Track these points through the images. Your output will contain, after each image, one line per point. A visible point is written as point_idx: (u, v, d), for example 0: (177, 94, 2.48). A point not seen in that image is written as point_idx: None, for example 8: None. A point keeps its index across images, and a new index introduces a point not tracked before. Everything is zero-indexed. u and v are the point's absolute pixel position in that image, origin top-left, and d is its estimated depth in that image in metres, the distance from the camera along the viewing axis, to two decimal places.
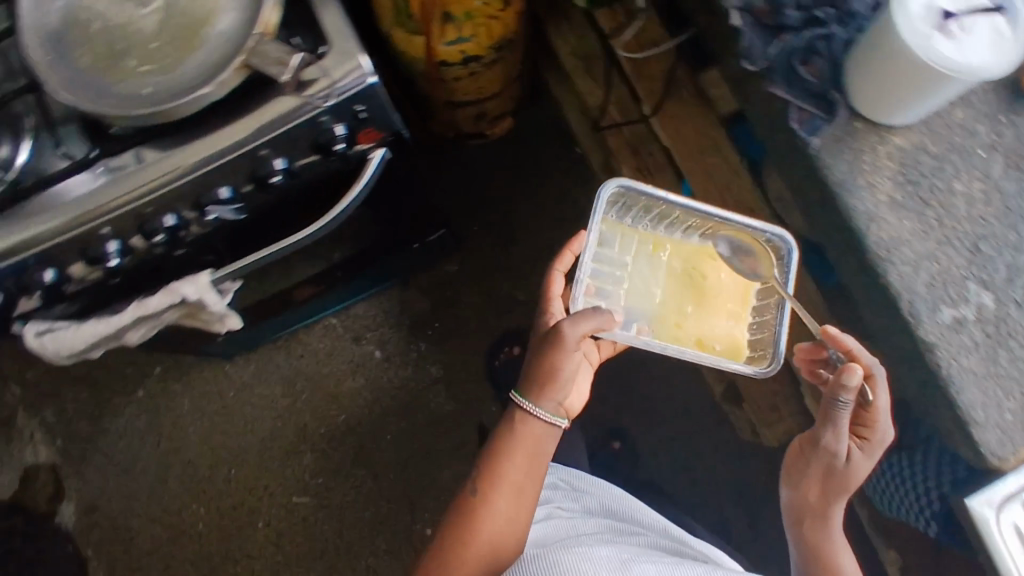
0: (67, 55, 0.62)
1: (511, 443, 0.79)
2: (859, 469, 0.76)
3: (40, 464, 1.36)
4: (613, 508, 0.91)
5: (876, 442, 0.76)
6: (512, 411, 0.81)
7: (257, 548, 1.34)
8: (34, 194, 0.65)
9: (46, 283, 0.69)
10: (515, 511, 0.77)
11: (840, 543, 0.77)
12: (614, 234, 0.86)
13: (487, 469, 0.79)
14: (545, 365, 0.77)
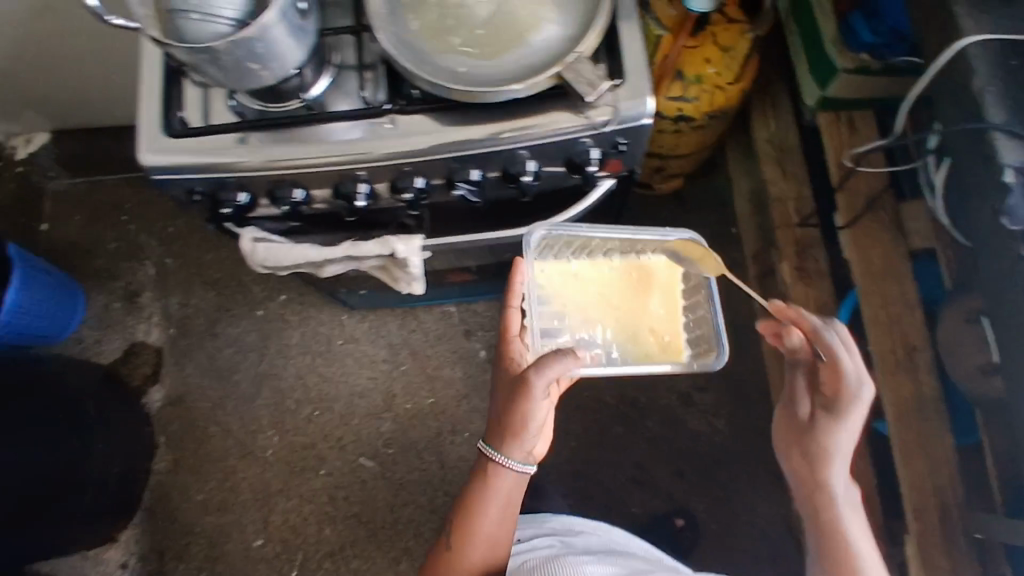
0: (400, 16, 0.68)
1: (484, 502, 0.85)
2: (837, 434, 0.81)
3: (149, 344, 1.44)
4: (614, 546, 0.94)
5: (851, 410, 0.78)
6: (483, 463, 0.86)
7: (312, 493, 1.37)
8: (324, 122, 0.71)
9: (294, 201, 0.74)
10: (496, 541, 0.86)
11: (845, 509, 0.82)
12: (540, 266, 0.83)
13: (464, 524, 0.86)
14: (513, 420, 0.80)
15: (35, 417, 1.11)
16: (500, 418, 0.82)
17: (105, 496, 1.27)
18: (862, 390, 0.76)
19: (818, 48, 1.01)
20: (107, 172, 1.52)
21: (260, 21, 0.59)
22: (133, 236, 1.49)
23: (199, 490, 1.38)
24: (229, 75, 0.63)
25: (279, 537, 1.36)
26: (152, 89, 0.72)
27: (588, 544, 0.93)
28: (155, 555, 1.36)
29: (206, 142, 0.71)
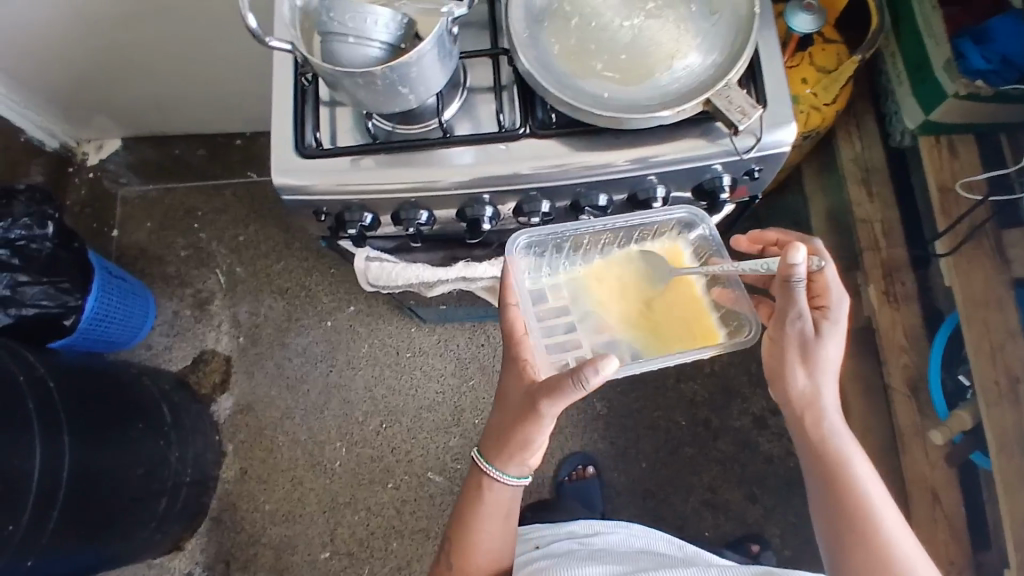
0: (541, 38, 0.67)
1: (478, 519, 0.79)
2: (828, 349, 0.70)
3: (218, 351, 1.44)
4: (642, 543, 0.94)
5: (839, 313, 0.70)
6: (476, 477, 0.79)
7: (379, 507, 1.36)
8: (457, 146, 0.70)
9: (419, 222, 0.74)
10: (497, 549, 0.80)
11: (848, 445, 0.72)
12: (542, 280, 0.78)
13: (459, 543, 0.79)
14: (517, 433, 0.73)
15: (117, 424, 1.12)
16: (507, 434, 0.73)
17: (178, 503, 1.27)
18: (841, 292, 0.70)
19: (925, 70, 0.99)
20: (178, 179, 1.53)
21: (418, 49, 0.59)
22: (203, 243, 1.50)
23: (267, 499, 1.38)
24: (378, 99, 0.64)
25: (347, 550, 1.35)
26: (283, 107, 0.71)
27: (610, 543, 0.92)
28: (222, 564, 1.36)
29: (338, 162, 0.70)
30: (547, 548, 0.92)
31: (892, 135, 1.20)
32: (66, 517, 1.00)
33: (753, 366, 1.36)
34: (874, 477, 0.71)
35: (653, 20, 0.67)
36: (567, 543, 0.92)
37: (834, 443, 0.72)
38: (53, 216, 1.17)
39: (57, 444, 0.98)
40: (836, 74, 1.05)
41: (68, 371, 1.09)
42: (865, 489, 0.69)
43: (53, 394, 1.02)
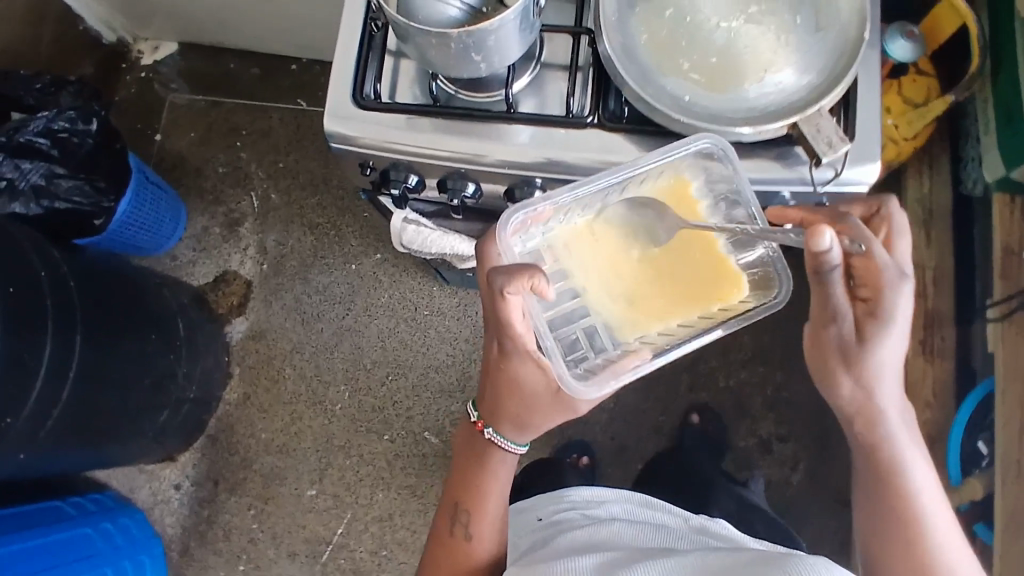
0: (631, 26, 0.63)
1: (483, 478, 0.77)
2: (882, 349, 0.63)
3: (240, 275, 1.44)
4: (653, 515, 0.87)
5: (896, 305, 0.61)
6: (482, 442, 0.76)
7: (373, 456, 1.37)
8: (521, 124, 0.67)
9: (465, 195, 0.71)
10: (500, 512, 0.78)
11: (904, 445, 0.67)
12: (534, 245, 0.66)
13: (469, 506, 0.77)
14: (535, 414, 0.70)
15: (130, 334, 1.12)
16: (520, 416, 0.71)
17: (178, 418, 1.28)
18: (898, 276, 0.60)
19: (1017, 124, 0.95)
20: (228, 95, 1.51)
21: (503, 18, 0.56)
22: (241, 164, 1.48)
23: (264, 428, 1.39)
24: (449, 62, 0.60)
25: (332, 492, 1.36)
26: (348, 53, 0.68)
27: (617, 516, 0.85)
28: (210, 482, 1.38)
29: (395, 118, 0.68)
30: (550, 528, 0.84)
31: (965, 181, 1.14)
32: (66, 418, 1.01)
33: (770, 388, 1.33)
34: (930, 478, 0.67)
35: (751, 24, 0.62)
36: (568, 520, 0.85)
37: (892, 444, 0.67)
38: (98, 113, 1.16)
39: (69, 347, 0.99)
40: (924, 109, 1.00)
41: (92, 275, 1.09)
42: (916, 493, 0.65)
43: (73, 295, 1.02)
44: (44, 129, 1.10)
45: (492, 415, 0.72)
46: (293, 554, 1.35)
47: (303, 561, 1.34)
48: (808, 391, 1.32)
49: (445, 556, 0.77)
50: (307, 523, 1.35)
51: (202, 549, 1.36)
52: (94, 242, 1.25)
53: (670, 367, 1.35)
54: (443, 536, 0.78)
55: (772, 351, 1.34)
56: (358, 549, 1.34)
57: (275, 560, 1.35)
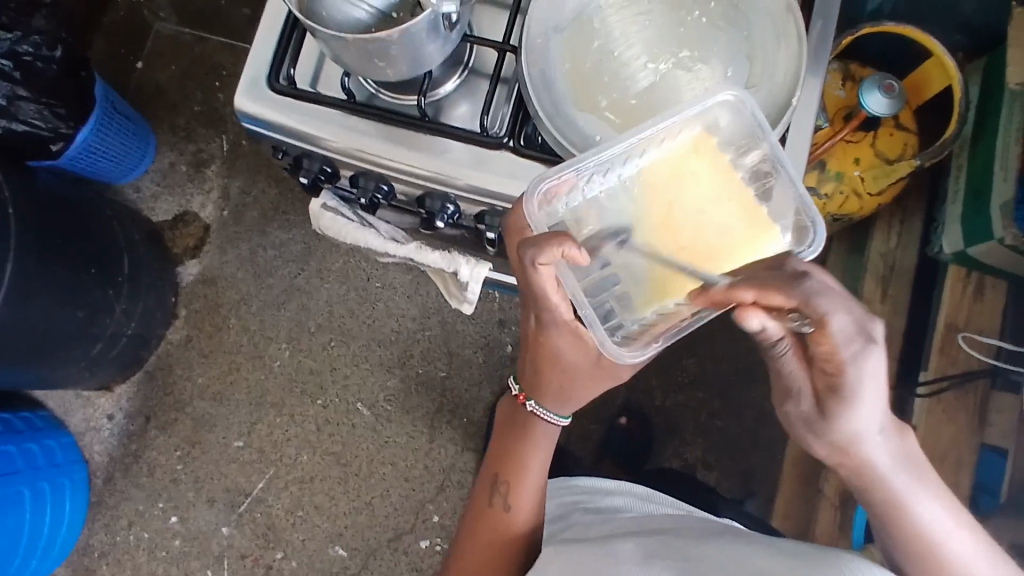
0: (553, 52, 0.60)
1: (525, 450, 0.78)
2: (850, 423, 0.55)
3: (200, 218, 1.43)
4: (654, 504, 0.87)
5: (869, 374, 0.52)
6: (527, 415, 0.78)
7: (303, 418, 1.38)
8: (436, 135, 0.65)
9: (377, 193, 0.70)
10: (540, 482, 0.78)
11: (913, 487, 0.58)
12: (561, 216, 0.60)
13: (510, 477, 0.77)
14: (583, 384, 0.70)
15: (70, 264, 1.12)
16: (564, 389, 0.72)
17: (113, 352, 1.28)
18: (865, 346, 0.50)
19: (983, 200, 0.94)
20: (213, 32, 1.47)
21: (403, 28, 0.53)
22: (217, 105, 1.46)
23: (202, 373, 1.40)
24: (352, 64, 0.58)
25: (258, 446, 1.38)
26: (270, 36, 0.66)
27: (620, 506, 0.86)
28: (142, 418, 1.39)
29: (310, 109, 0.65)
30: (560, 526, 0.84)
31: (933, 245, 1.07)
32: None
33: (704, 416, 1.32)
34: (959, 522, 0.59)
35: (680, 71, 0.59)
36: (574, 517, 0.83)
37: (901, 492, 0.58)
38: (64, 41, 1.14)
39: None
40: (890, 168, 0.95)
41: (36, 201, 1.08)
42: (940, 539, 0.58)
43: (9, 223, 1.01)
44: (8, 51, 1.07)
45: (534, 387, 0.74)
46: (212, 500, 1.36)
47: (220, 508, 1.36)
48: (741, 425, 1.31)
49: (484, 526, 0.76)
50: (229, 472, 1.37)
51: (126, 480, 1.38)
52: (52, 167, 1.25)
53: None
54: (479, 508, 0.78)
55: (711, 380, 1.32)
56: (275, 506, 1.36)
57: (193, 504, 1.36)
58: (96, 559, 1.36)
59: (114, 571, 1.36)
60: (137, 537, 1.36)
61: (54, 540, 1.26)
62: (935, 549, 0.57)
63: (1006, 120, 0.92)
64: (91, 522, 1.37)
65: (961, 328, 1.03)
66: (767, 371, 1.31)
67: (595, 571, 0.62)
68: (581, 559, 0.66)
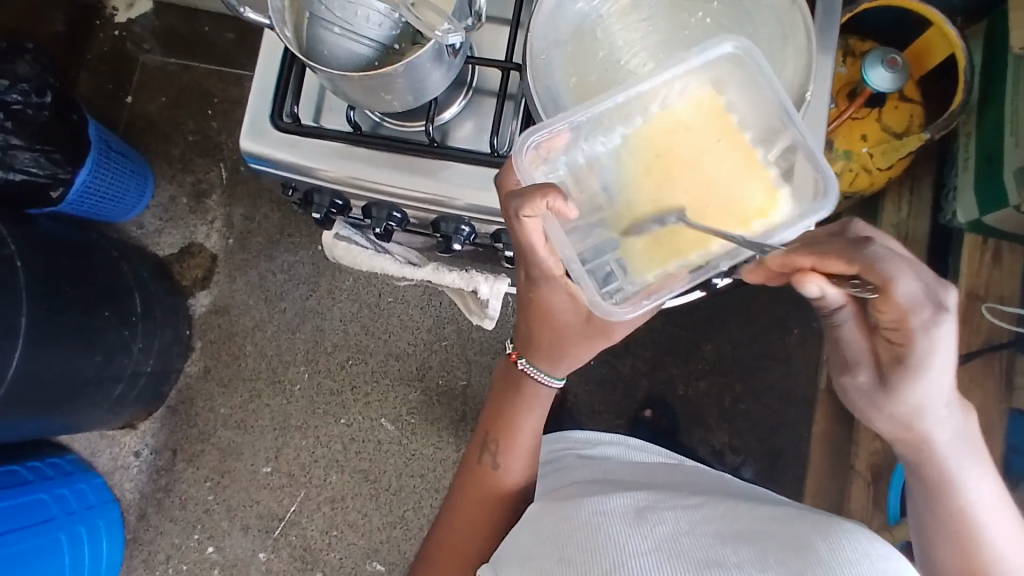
0: (558, 66, 0.59)
1: (515, 412, 0.77)
2: (915, 395, 0.55)
3: (206, 247, 1.43)
4: (643, 453, 0.89)
5: (934, 343, 0.51)
6: (516, 378, 0.77)
7: (329, 438, 1.38)
8: (444, 160, 0.64)
9: (390, 223, 0.69)
10: (530, 445, 0.78)
11: (966, 467, 0.58)
12: (560, 173, 0.58)
13: (500, 435, 0.77)
14: (574, 345, 0.70)
15: (82, 309, 1.11)
16: (555, 349, 0.71)
17: (134, 390, 1.29)
18: (929, 313, 0.49)
19: (996, 168, 0.94)
20: (200, 59, 1.46)
21: (408, 60, 0.53)
22: (211, 132, 1.45)
23: (224, 403, 1.40)
24: (355, 99, 0.57)
25: (287, 470, 1.38)
26: (268, 76, 0.66)
27: (609, 455, 0.87)
28: (168, 452, 1.40)
29: (314, 145, 0.65)
30: (552, 470, 0.86)
31: (944, 211, 1.07)
32: (15, 388, 1.00)
33: (727, 401, 1.32)
34: (1004, 510, 0.58)
35: None
36: (567, 462, 0.86)
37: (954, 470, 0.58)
38: (53, 86, 1.14)
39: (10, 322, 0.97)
40: (899, 142, 0.95)
41: (40, 248, 1.08)
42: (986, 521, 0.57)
43: (18, 276, 1.01)
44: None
45: (526, 346, 0.73)
46: (247, 527, 1.37)
47: (255, 534, 1.37)
48: (765, 406, 1.31)
49: (470, 483, 0.76)
50: (261, 498, 1.38)
51: (159, 515, 1.38)
52: (54, 212, 1.24)
53: (629, 370, 1.34)
54: (469, 467, 0.78)
55: (732, 364, 1.32)
56: (310, 527, 1.36)
57: (228, 532, 1.37)
58: None
59: None
60: (176, 570, 1.37)
61: None
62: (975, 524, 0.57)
63: (1013, 91, 0.92)
64: (129, 558, 1.38)
65: (982, 296, 1.02)
66: (787, 350, 1.31)
67: (581, 530, 0.60)
68: (563, 518, 0.63)
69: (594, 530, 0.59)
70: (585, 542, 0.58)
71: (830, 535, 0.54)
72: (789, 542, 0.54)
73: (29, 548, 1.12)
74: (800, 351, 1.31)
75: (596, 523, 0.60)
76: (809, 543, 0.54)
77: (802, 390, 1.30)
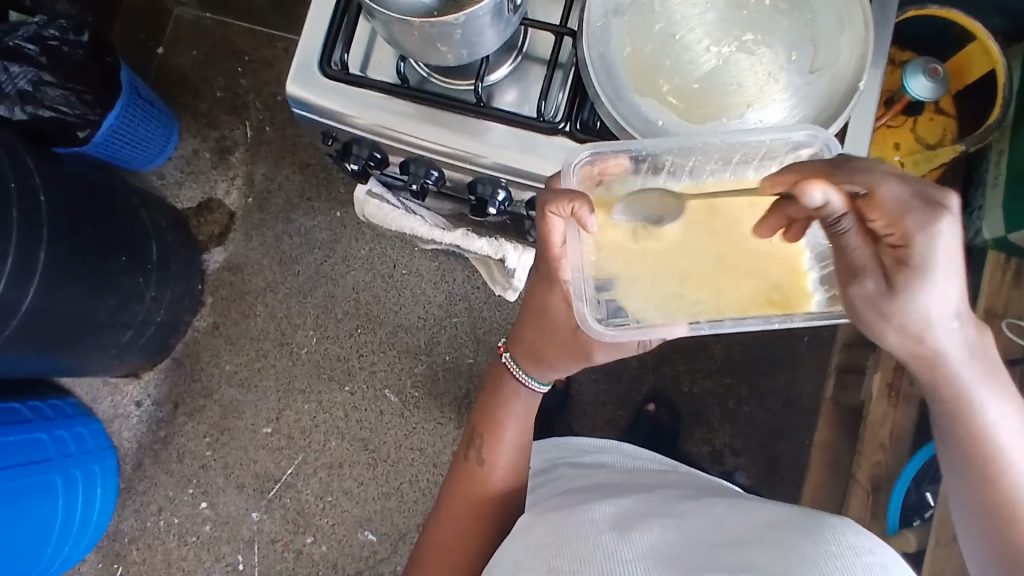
0: (615, 36, 0.60)
1: (500, 410, 0.77)
2: (919, 302, 0.49)
3: (225, 205, 1.43)
4: (638, 457, 0.89)
5: (927, 246, 0.47)
6: (504, 378, 0.78)
7: (331, 404, 1.38)
8: (482, 120, 0.64)
9: (427, 181, 0.69)
10: (521, 446, 0.77)
11: (977, 380, 0.54)
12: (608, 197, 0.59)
13: (484, 431, 0.77)
14: (559, 356, 0.71)
15: (100, 252, 1.11)
16: (538, 351, 0.72)
17: (142, 339, 1.29)
18: (924, 216, 0.47)
19: None
20: (235, 16, 1.45)
21: (468, 11, 0.52)
22: (240, 90, 1.44)
23: (229, 360, 1.40)
24: (407, 47, 0.57)
25: (287, 433, 1.38)
26: (320, 16, 0.66)
27: (603, 463, 0.87)
28: (170, 405, 1.40)
29: (352, 91, 0.65)
30: (546, 480, 0.86)
31: (968, 229, 1.07)
32: (27, 323, 1.00)
33: (731, 401, 1.32)
34: None
35: (745, 56, 0.59)
36: (559, 472, 0.86)
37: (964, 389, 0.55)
38: (91, 25, 1.13)
39: (30, 259, 0.96)
40: (932, 153, 0.94)
41: (65, 185, 1.07)
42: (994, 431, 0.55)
43: (43, 205, 1.00)
44: (34, 35, 1.08)
45: (515, 342, 0.75)
46: (242, 486, 1.37)
47: (249, 493, 1.37)
48: (768, 411, 1.31)
49: (458, 481, 0.76)
50: (258, 458, 1.38)
51: (154, 467, 1.38)
52: (78, 153, 1.24)
53: (636, 363, 1.33)
54: (454, 466, 0.78)
55: (740, 366, 1.32)
56: (304, 491, 1.36)
57: (223, 489, 1.37)
58: (127, 544, 1.37)
59: (144, 556, 1.37)
60: (167, 523, 1.37)
61: (86, 527, 1.27)
62: (985, 443, 0.55)
63: None
64: (121, 508, 1.38)
65: (1001, 314, 1.02)
66: (796, 356, 1.31)
67: (571, 540, 0.60)
68: (555, 528, 0.63)
69: (580, 543, 0.59)
70: (573, 556, 0.58)
71: (818, 535, 0.53)
72: (776, 541, 0.54)
73: (26, 486, 1.11)
74: (807, 358, 1.31)
75: (584, 535, 0.60)
76: (795, 545, 0.52)
77: (806, 397, 1.31)
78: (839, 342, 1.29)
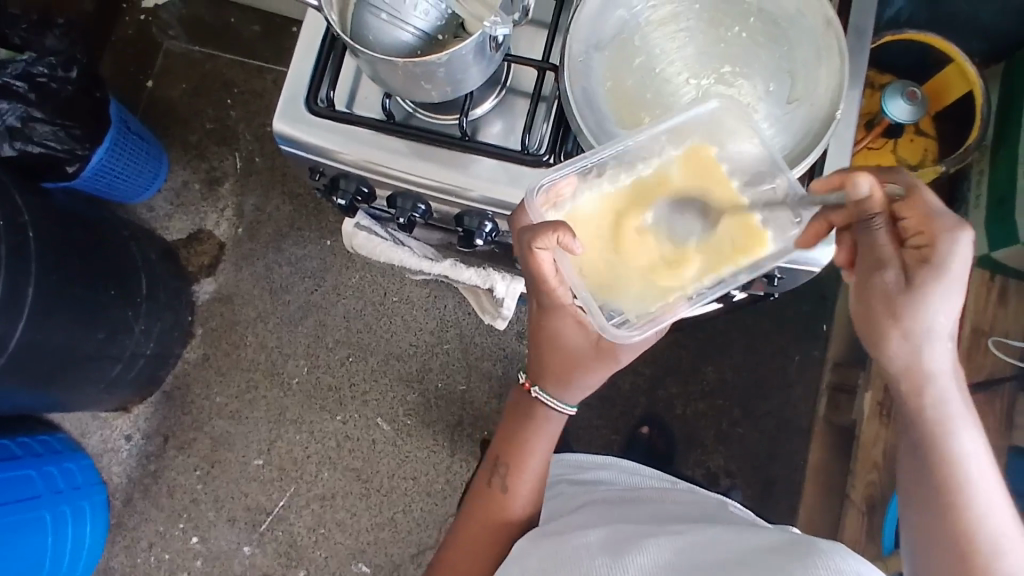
0: (596, 70, 0.61)
1: (527, 437, 0.75)
2: (930, 304, 0.52)
3: (215, 235, 1.43)
4: (636, 471, 0.89)
5: (949, 251, 0.51)
6: (531, 403, 0.75)
7: (323, 434, 1.37)
8: (467, 153, 0.65)
9: (414, 214, 0.69)
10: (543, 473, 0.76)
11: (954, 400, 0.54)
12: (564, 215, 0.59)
13: (510, 461, 0.75)
14: (582, 368, 0.69)
15: (90, 287, 1.11)
16: (562, 375, 0.70)
17: (132, 372, 1.28)
18: (950, 224, 0.51)
19: (1007, 206, 0.96)
20: (224, 49, 1.47)
21: (451, 51, 0.53)
22: (230, 122, 1.45)
23: (220, 392, 1.40)
24: (393, 86, 0.58)
25: (279, 464, 1.37)
26: (307, 54, 0.67)
27: (599, 480, 0.87)
28: (160, 438, 1.39)
29: (337, 128, 0.65)
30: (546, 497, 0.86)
31: None
32: (17, 358, 0.99)
33: (723, 422, 1.32)
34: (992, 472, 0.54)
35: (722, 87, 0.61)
36: (558, 489, 0.87)
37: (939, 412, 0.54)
38: (79, 61, 1.14)
39: (19, 294, 0.96)
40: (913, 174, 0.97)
41: (54, 221, 1.07)
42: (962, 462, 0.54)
43: (33, 240, 1.00)
44: (23, 73, 1.08)
45: (534, 370, 0.72)
46: (233, 519, 1.36)
47: (241, 527, 1.35)
48: (762, 431, 1.31)
49: (480, 507, 0.75)
50: (250, 491, 1.36)
51: (145, 501, 1.37)
52: (68, 187, 1.24)
53: (629, 386, 1.33)
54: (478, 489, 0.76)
55: (732, 387, 1.33)
56: (297, 523, 1.35)
57: (214, 523, 1.36)
58: None
59: None
60: (157, 559, 1.35)
61: (75, 565, 1.25)
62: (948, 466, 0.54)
63: None
64: (111, 544, 1.36)
65: (987, 331, 1.04)
66: (788, 375, 1.32)
67: (566, 564, 0.61)
68: (552, 553, 0.63)
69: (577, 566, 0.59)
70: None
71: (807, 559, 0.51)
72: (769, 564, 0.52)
73: (14, 524, 1.10)
74: (799, 377, 1.32)
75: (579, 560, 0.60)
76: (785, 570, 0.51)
77: (799, 416, 1.31)
78: (830, 361, 1.30)
